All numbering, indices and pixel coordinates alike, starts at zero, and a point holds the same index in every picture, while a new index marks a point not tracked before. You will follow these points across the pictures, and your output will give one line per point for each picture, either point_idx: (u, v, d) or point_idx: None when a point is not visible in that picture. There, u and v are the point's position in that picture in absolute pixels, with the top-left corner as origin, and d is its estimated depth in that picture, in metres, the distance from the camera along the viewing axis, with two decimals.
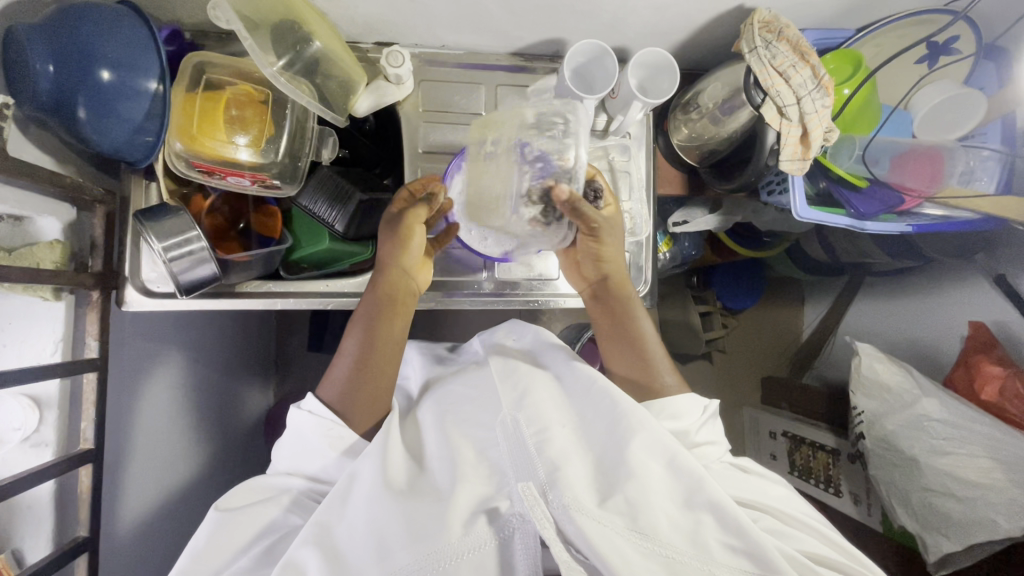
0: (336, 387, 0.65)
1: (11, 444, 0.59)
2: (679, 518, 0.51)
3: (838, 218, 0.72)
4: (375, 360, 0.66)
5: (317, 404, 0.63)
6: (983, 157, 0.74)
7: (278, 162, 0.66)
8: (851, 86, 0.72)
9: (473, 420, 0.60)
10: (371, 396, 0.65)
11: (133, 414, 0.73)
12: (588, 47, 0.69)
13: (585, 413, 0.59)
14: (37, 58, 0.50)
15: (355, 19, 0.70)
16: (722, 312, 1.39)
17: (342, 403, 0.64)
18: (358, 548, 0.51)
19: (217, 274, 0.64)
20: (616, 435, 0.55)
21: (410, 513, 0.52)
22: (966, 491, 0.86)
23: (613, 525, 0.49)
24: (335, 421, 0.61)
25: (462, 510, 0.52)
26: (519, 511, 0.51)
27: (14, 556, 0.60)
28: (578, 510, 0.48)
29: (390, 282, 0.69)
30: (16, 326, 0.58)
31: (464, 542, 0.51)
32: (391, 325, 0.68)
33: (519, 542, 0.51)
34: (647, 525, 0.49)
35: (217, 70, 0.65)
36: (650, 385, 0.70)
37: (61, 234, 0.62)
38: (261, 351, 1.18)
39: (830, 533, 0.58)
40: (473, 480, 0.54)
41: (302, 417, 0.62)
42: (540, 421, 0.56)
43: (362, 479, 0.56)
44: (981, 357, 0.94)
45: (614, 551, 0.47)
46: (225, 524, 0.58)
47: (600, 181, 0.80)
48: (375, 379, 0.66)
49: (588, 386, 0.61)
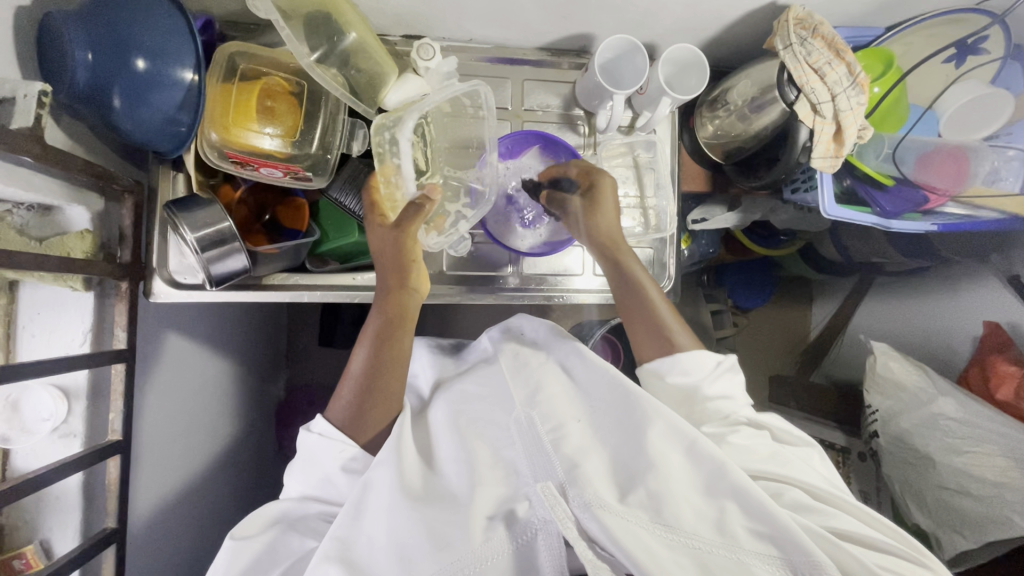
0: (343, 409, 0.62)
1: (38, 435, 0.59)
2: (702, 507, 0.51)
3: (864, 216, 0.73)
4: (381, 379, 0.63)
5: (327, 425, 0.61)
6: (1009, 157, 0.74)
7: (310, 154, 0.67)
8: (882, 85, 0.73)
9: (487, 419, 0.60)
10: (382, 403, 0.62)
11: (145, 404, 0.71)
12: (618, 43, 0.69)
13: (597, 407, 0.59)
14: (76, 46, 0.51)
15: (386, 12, 0.69)
16: (732, 311, 1.39)
17: (356, 422, 0.61)
18: (379, 558, 0.51)
19: (247, 266, 0.64)
20: (633, 430, 0.55)
21: (430, 519, 0.52)
22: (983, 490, 0.87)
23: (637, 519, 0.48)
24: (346, 442, 0.60)
25: (483, 511, 0.52)
26: (539, 513, 0.50)
27: (43, 547, 0.60)
28: (599, 507, 0.48)
29: (394, 299, 0.65)
30: (45, 315, 0.60)
31: (486, 548, 0.50)
32: (396, 342, 0.64)
33: (543, 543, 0.50)
34: (672, 518, 0.49)
35: (250, 60, 0.64)
36: (667, 338, 0.66)
37: (90, 224, 0.61)
38: (272, 344, 1.18)
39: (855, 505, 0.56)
40: (489, 483, 0.54)
41: (313, 440, 0.61)
42: (554, 418, 0.56)
43: (378, 488, 0.55)
44: (996, 357, 0.95)
45: (637, 543, 0.46)
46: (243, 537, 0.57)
47: (625, 177, 0.80)
48: (382, 397, 0.62)
49: (598, 375, 0.61)
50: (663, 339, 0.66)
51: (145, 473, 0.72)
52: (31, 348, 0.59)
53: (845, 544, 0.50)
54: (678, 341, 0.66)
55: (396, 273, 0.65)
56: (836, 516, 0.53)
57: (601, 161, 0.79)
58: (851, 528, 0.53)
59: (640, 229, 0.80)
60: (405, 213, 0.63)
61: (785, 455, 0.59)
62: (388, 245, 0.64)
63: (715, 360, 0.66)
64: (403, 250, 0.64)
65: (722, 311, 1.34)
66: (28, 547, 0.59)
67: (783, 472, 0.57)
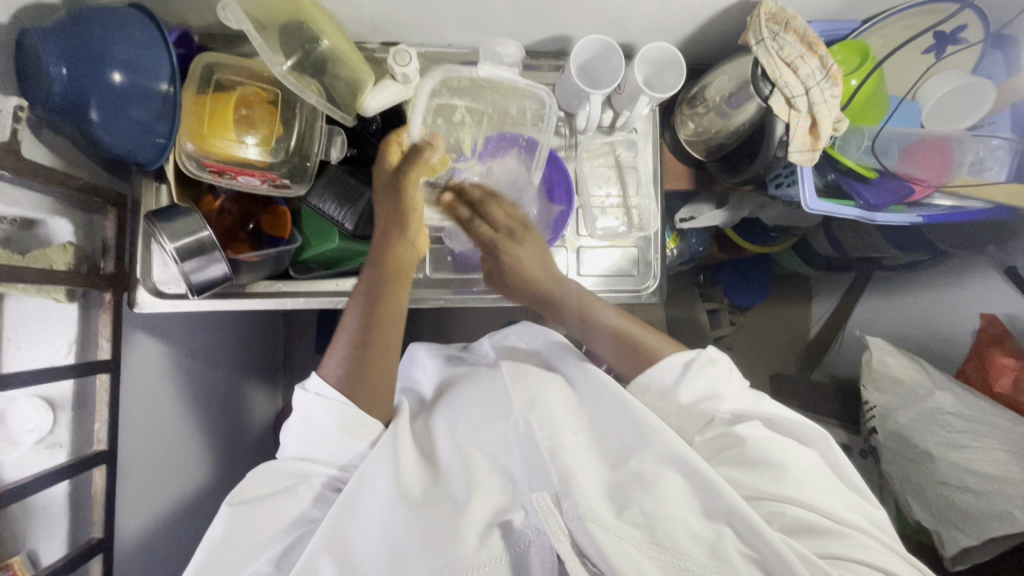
0: (336, 368, 0.60)
1: (23, 446, 0.58)
2: (700, 529, 0.49)
3: (849, 210, 0.72)
4: (371, 333, 0.61)
5: (322, 385, 0.59)
6: (993, 146, 0.74)
7: (288, 160, 0.68)
8: (859, 77, 0.72)
9: (484, 426, 0.58)
10: (376, 376, 0.60)
11: (152, 425, 0.75)
12: (593, 43, 0.70)
13: (600, 420, 0.59)
14: (50, 61, 0.51)
15: (362, 19, 0.70)
16: (729, 309, 1.38)
17: (348, 387, 0.59)
18: (371, 556, 0.51)
19: (229, 274, 0.65)
20: (636, 433, 0.56)
21: (426, 524, 0.51)
22: (981, 485, 0.84)
23: (629, 536, 0.48)
24: (343, 403, 0.58)
25: (476, 522, 0.50)
26: (534, 524, 0.50)
27: (30, 557, 0.59)
28: (593, 521, 0.47)
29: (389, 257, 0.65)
30: (30, 328, 0.59)
31: (479, 555, 0.49)
32: (387, 302, 0.63)
33: (535, 555, 0.49)
34: (666, 536, 0.48)
35: (226, 71, 0.65)
36: (643, 349, 0.67)
37: (74, 236, 0.62)
38: (268, 352, 1.18)
39: (857, 524, 0.54)
40: (487, 491, 0.53)
41: (308, 400, 0.59)
42: (552, 427, 0.55)
43: (376, 488, 0.54)
44: (994, 349, 0.93)
45: (628, 561, 0.46)
46: (235, 524, 0.56)
47: (607, 177, 0.80)
48: (376, 356, 0.60)
49: (600, 391, 0.61)
50: (643, 350, 0.67)
51: (154, 492, 0.76)
52: (17, 360, 0.57)
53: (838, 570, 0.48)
54: (660, 351, 0.67)
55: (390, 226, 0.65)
56: (841, 537, 0.52)
57: (582, 162, 0.80)
58: (846, 548, 0.51)
59: (624, 228, 0.80)
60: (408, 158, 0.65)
61: (798, 471, 0.56)
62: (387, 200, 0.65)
63: (689, 361, 0.64)
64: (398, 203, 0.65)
65: (719, 311, 1.36)
66: (14, 559, 0.57)
67: (790, 493, 0.55)
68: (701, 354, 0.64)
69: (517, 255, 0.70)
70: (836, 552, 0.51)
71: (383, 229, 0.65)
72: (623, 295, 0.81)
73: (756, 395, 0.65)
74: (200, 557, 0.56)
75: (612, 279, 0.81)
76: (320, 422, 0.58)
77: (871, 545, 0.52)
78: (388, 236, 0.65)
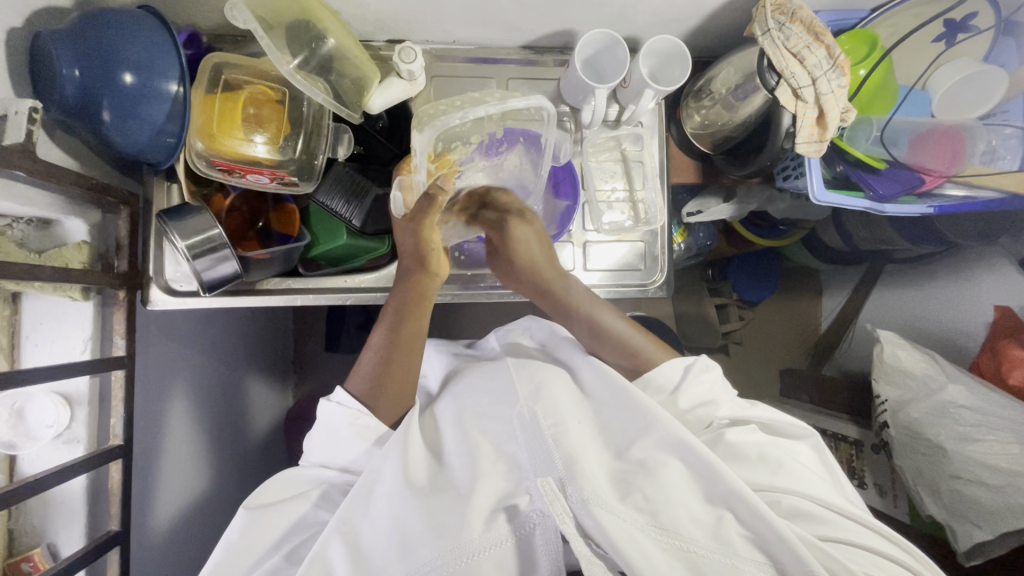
0: (361, 380, 0.63)
1: (42, 441, 0.60)
2: (701, 513, 0.50)
3: (857, 201, 0.72)
4: (398, 354, 0.64)
5: (345, 395, 0.61)
6: (1005, 135, 0.73)
7: (296, 158, 0.68)
8: (867, 67, 0.71)
9: (491, 413, 0.59)
10: (399, 387, 0.63)
11: (172, 421, 0.77)
12: (598, 38, 0.69)
13: (602, 408, 0.59)
14: (63, 63, 0.52)
15: (367, 17, 0.71)
16: (739, 304, 1.35)
17: (371, 398, 0.62)
18: (381, 547, 0.51)
19: (238, 271, 0.65)
20: (639, 423, 0.56)
21: (432, 510, 0.51)
22: (996, 479, 0.83)
23: (634, 521, 0.48)
24: (362, 411, 0.60)
25: (482, 507, 0.50)
26: (539, 507, 0.50)
27: (50, 550, 0.62)
28: (597, 505, 0.47)
29: (411, 284, 0.68)
30: (47, 326, 0.62)
31: (484, 538, 0.49)
32: (411, 327, 0.66)
33: (540, 537, 0.50)
34: (668, 521, 0.49)
35: (233, 70, 0.66)
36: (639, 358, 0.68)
37: (88, 236, 0.64)
38: (280, 349, 1.20)
39: (851, 511, 0.55)
40: (492, 477, 0.52)
41: (330, 409, 0.61)
42: (557, 415, 0.56)
43: (383, 476, 0.55)
44: (1007, 341, 0.91)
45: (634, 546, 0.46)
46: (253, 529, 0.56)
47: (613, 171, 0.80)
48: (398, 377, 0.63)
49: (606, 381, 0.60)
50: (637, 356, 0.68)
51: (174, 482, 0.78)
52: (35, 357, 0.61)
53: (834, 551, 0.50)
54: (653, 358, 0.68)
55: (414, 256, 0.68)
56: (838, 522, 0.54)
57: (588, 157, 0.79)
58: (845, 534, 0.53)
59: (630, 222, 0.79)
60: (419, 203, 0.64)
61: (790, 465, 0.57)
62: (410, 238, 0.67)
63: (688, 364, 0.65)
64: (422, 244, 0.67)
65: (726, 305, 1.34)
66: (35, 551, 0.61)
67: (781, 483, 0.55)
68: (698, 360, 0.66)
69: (523, 234, 0.71)
70: (837, 538, 0.52)
71: (409, 260, 0.69)
72: (629, 290, 0.81)
73: (748, 404, 0.66)
74: (218, 555, 0.56)
75: (619, 273, 0.81)
76: (339, 427, 0.60)
77: (861, 529, 0.54)
78: (414, 264, 0.68)
